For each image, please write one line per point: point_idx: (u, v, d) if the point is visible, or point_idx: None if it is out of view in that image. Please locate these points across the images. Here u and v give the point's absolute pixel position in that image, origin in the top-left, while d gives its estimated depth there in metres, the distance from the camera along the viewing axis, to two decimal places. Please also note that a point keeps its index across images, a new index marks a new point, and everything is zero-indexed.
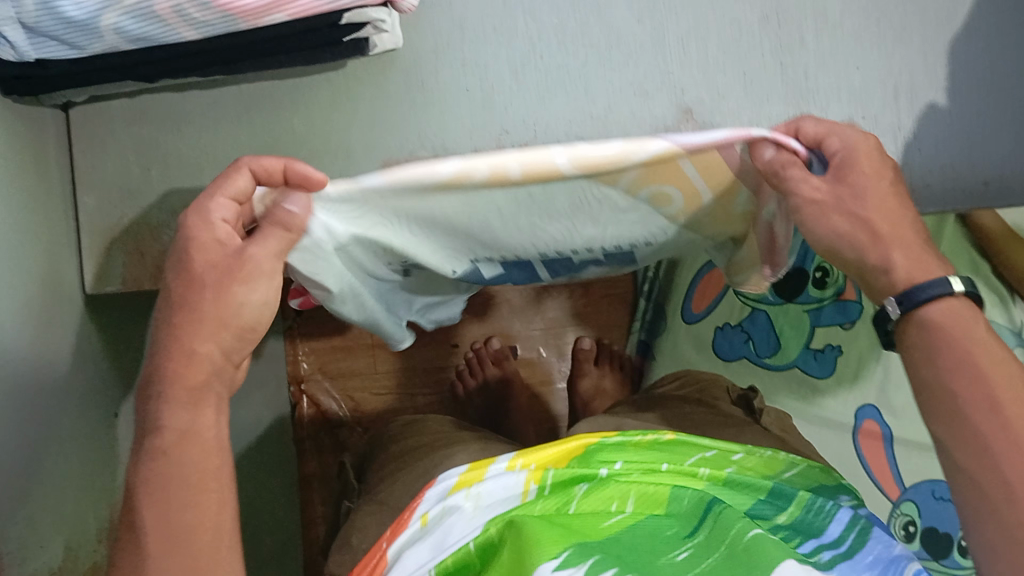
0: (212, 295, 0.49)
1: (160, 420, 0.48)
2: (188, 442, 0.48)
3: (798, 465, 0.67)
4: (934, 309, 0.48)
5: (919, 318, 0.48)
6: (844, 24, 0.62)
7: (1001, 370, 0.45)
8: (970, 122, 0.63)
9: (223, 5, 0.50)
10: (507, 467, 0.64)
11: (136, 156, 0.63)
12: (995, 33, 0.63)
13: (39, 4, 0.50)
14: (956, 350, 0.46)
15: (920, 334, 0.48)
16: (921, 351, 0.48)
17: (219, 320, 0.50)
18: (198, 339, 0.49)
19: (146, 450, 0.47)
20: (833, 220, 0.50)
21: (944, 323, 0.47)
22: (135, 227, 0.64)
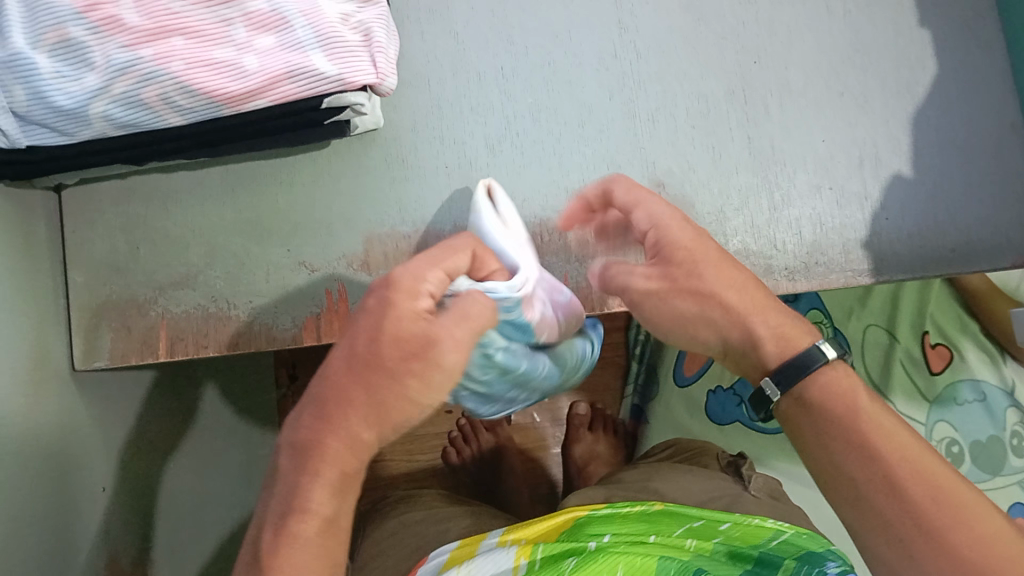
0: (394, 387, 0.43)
1: (308, 500, 0.43)
2: (326, 531, 0.43)
3: (787, 530, 0.63)
4: (819, 383, 0.49)
5: (802, 390, 0.49)
6: (807, 96, 0.65)
7: (897, 441, 0.46)
8: (935, 188, 0.64)
9: (207, 93, 0.54)
10: (498, 542, 0.65)
11: (127, 234, 0.64)
12: (955, 102, 0.65)
13: (30, 95, 0.52)
14: (849, 432, 0.47)
15: (803, 417, 0.49)
16: (811, 427, 0.49)
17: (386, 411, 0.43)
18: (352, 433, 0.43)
19: (284, 532, 0.43)
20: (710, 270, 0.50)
21: (828, 398, 0.49)
22: (122, 303, 0.64)
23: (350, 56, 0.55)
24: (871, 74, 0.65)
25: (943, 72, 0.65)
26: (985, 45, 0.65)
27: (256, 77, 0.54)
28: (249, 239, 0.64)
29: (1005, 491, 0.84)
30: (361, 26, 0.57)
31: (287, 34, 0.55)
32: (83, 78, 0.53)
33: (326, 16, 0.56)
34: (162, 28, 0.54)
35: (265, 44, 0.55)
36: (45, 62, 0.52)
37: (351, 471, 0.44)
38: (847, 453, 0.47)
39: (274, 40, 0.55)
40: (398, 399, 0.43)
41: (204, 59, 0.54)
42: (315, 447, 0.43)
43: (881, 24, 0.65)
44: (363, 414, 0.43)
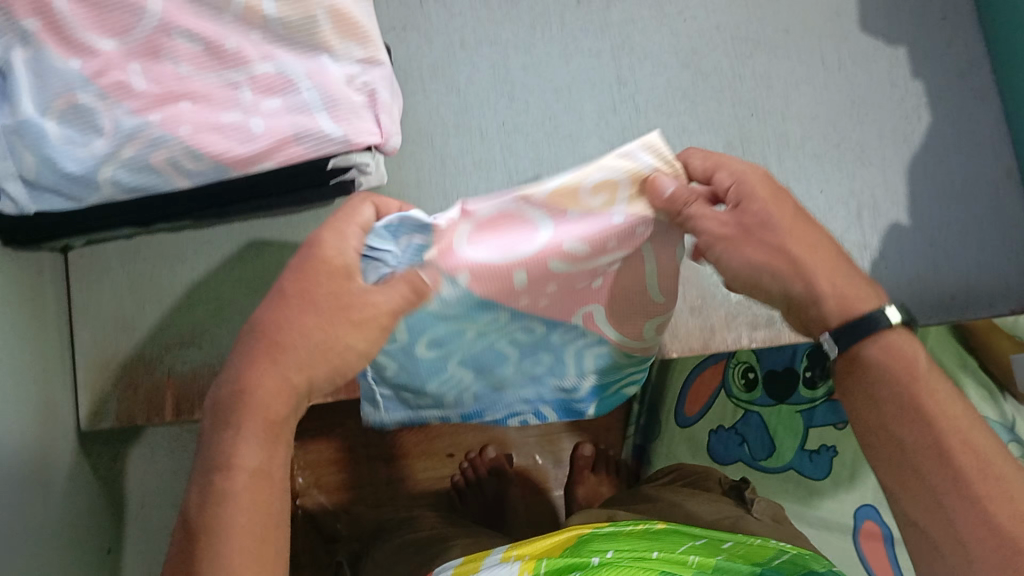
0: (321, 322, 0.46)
1: (234, 455, 0.42)
2: (257, 483, 0.42)
3: (787, 552, 0.62)
4: (875, 349, 0.46)
5: (861, 356, 0.46)
6: (806, 147, 0.66)
7: (949, 406, 0.44)
8: (934, 235, 0.65)
9: (215, 155, 0.54)
10: (504, 557, 0.65)
11: (133, 293, 0.65)
12: (949, 151, 0.66)
13: (40, 161, 0.53)
14: (907, 401, 0.44)
15: (862, 380, 0.46)
16: (865, 393, 0.46)
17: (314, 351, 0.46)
18: (287, 367, 0.45)
19: (209, 490, 0.42)
20: (747, 250, 0.47)
21: (886, 363, 0.45)
22: (129, 361, 0.64)
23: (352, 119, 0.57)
24: (867, 125, 0.66)
25: (938, 121, 0.66)
26: (980, 96, 0.66)
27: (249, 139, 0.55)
28: (254, 297, 0.65)
29: None
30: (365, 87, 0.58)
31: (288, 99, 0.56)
32: (91, 144, 0.53)
33: (331, 79, 0.56)
34: (169, 93, 0.54)
35: (270, 105, 0.56)
36: (55, 129, 0.53)
37: (276, 429, 0.44)
38: (903, 422, 0.44)
39: (280, 103, 0.56)
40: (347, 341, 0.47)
41: (212, 123, 0.55)
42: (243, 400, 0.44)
43: (877, 76, 0.67)
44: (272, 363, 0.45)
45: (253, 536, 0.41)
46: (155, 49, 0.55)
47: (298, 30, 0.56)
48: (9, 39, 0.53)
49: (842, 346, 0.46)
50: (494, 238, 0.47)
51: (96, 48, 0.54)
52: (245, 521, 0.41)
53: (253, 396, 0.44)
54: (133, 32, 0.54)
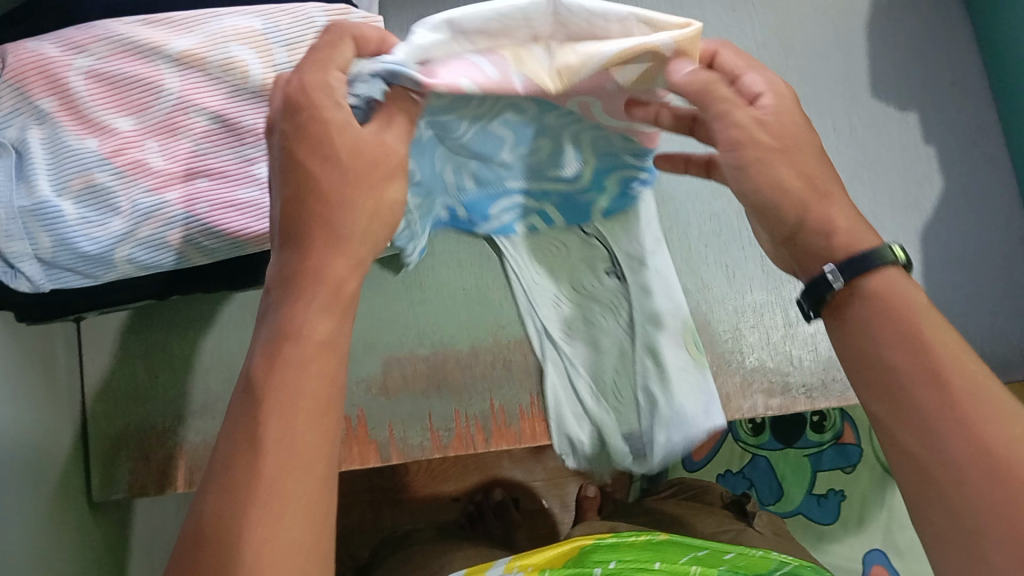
0: (367, 197, 0.39)
1: (301, 328, 0.36)
2: (317, 363, 0.36)
3: (791, 563, 0.55)
4: (875, 281, 0.38)
5: (862, 288, 0.38)
6: None
7: (958, 352, 0.35)
8: (947, 301, 0.64)
9: (232, 234, 0.55)
10: (505, 569, 0.58)
11: (148, 363, 0.65)
12: (960, 217, 0.66)
13: (56, 242, 0.52)
14: (905, 325, 0.36)
15: (858, 312, 0.38)
16: (861, 325, 0.38)
17: (367, 230, 0.39)
18: (338, 256, 0.38)
19: (274, 365, 0.35)
20: (780, 169, 0.40)
21: (887, 294, 0.38)
22: (141, 432, 0.64)
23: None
24: (879, 191, 0.66)
25: (949, 187, 0.66)
26: (992, 160, 0.66)
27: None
28: None
29: None
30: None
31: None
32: (109, 223, 0.52)
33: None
34: (186, 170, 0.54)
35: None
36: (71, 208, 0.52)
37: (341, 292, 0.38)
38: (896, 344, 0.36)
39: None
40: (367, 219, 0.38)
41: (230, 200, 0.55)
42: (310, 273, 0.37)
43: (887, 141, 0.67)
44: (329, 243, 0.38)
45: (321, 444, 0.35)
46: (173, 126, 0.53)
47: None
48: (26, 121, 0.52)
49: (847, 279, 0.38)
50: (456, 68, 0.37)
51: (112, 126, 0.53)
52: (299, 425, 0.34)
53: (313, 270, 0.37)
54: (150, 111, 0.53)
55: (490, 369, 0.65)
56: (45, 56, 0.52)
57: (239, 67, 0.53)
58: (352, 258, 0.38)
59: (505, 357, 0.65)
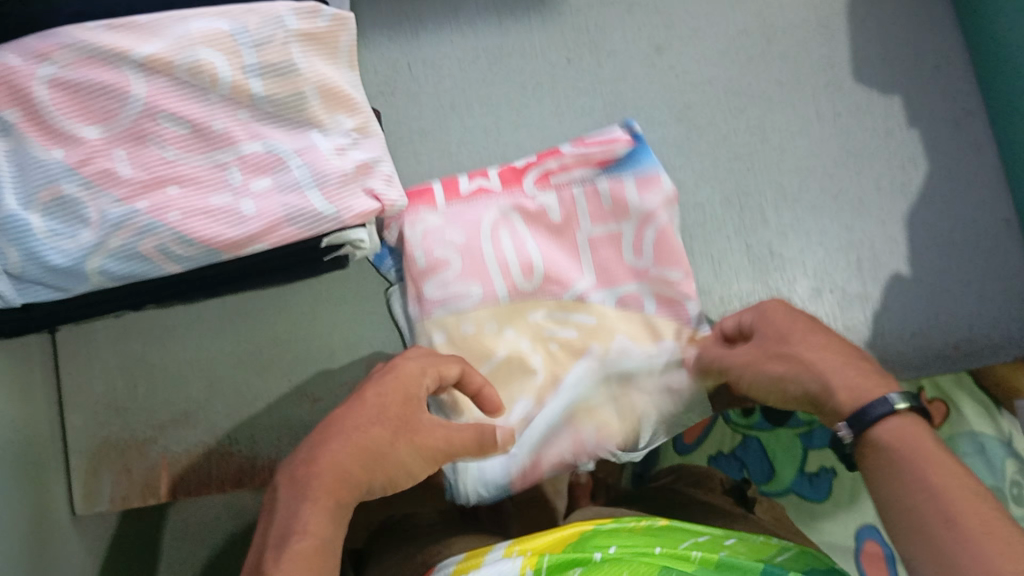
0: (394, 440, 0.46)
1: (301, 522, 0.42)
2: (301, 554, 0.40)
3: (793, 549, 0.53)
4: (883, 430, 0.42)
5: (871, 439, 0.43)
6: (802, 201, 0.65)
7: (964, 483, 0.39)
8: (935, 287, 0.64)
9: (205, 241, 0.51)
10: (502, 555, 0.54)
11: (126, 375, 0.63)
12: (946, 201, 0.65)
13: (23, 256, 0.50)
14: (917, 472, 0.40)
15: (875, 459, 0.43)
16: (882, 467, 0.42)
17: (403, 419, 0.47)
18: (340, 449, 0.45)
19: (270, 556, 0.41)
20: (769, 365, 0.49)
21: (899, 441, 0.42)
22: (123, 444, 0.63)
23: (556, 265, 0.61)
24: (865, 177, 0.65)
25: (934, 171, 0.66)
26: (977, 145, 0.66)
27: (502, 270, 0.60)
28: (249, 373, 0.64)
29: None
30: (556, 189, 0.62)
31: (481, 209, 0.61)
32: (77, 235, 0.50)
33: (325, 157, 0.54)
34: (156, 179, 0.52)
35: (484, 240, 0.61)
36: (39, 222, 0.50)
37: (342, 492, 0.44)
38: (914, 491, 0.39)
39: (466, 237, 0.60)
40: (374, 437, 0.46)
41: (202, 207, 0.52)
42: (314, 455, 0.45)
43: (872, 127, 0.66)
44: (386, 429, 0.46)
45: None
46: (142, 134, 0.52)
47: (288, 107, 0.54)
48: None
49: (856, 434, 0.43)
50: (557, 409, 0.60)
51: (78, 135, 0.50)
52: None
53: (327, 464, 0.44)
54: (117, 119, 0.52)
55: None
56: (6, 66, 0.49)
57: (207, 71, 0.52)
58: (384, 436, 0.46)
59: None
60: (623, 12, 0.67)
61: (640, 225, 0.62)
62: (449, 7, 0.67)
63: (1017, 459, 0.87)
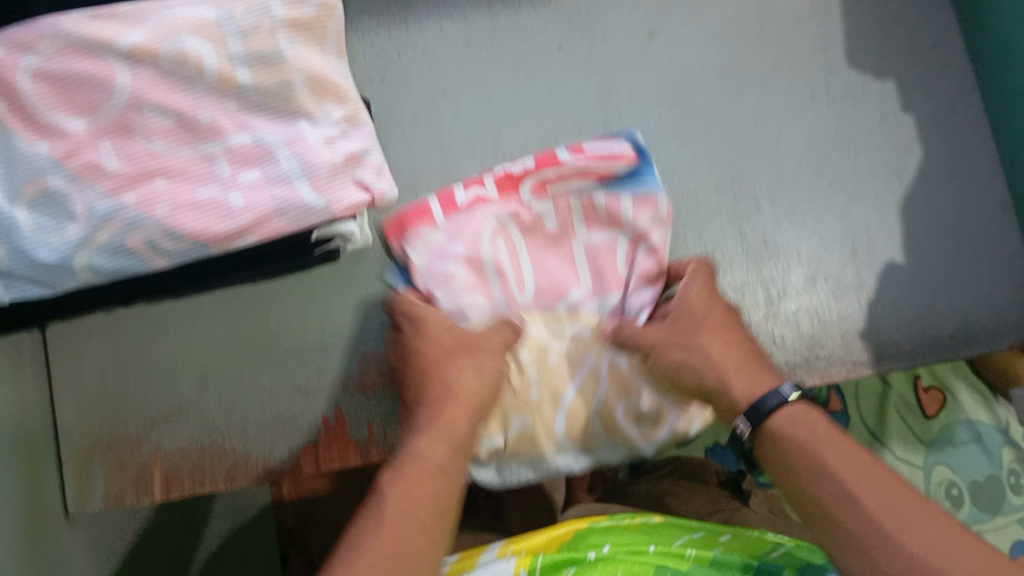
0: (474, 366, 0.57)
1: (423, 452, 0.53)
2: (420, 477, 0.52)
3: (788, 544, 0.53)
4: (779, 419, 0.51)
5: (768, 430, 0.51)
6: (797, 187, 0.65)
7: (849, 458, 0.48)
8: (931, 272, 0.63)
9: (193, 234, 0.51)
10: (497, 556, 0.54)
11: (117, 369, 0.63)
12: (942, 186, 0.65)
13: (11, 251, 0.50)
14: (814, 461, 0.49)
15: (775, 450, 0.51)
16: (788, 464, 0.50)
17: (483, 381, 0.57)
18: (462, 392, 0.56)
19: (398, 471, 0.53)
20: (673, 352, 0.56)
21: (790, 429, 0.50)
22: (114, 440, 0.62)
23: (550, 276, 0.62)
24: (859, 163, 0.65)
25: (929, 155, 0.65)
26: (974, 126, 0.65)
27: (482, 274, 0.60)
28: (241, 367, 0.63)
29: (1008, 529, 0.85)
30: (554, 197, 0.62)
31: (479, 218, 0.60)
32: (65, 229, 0.50)
33: (313, 147, 0.54)
34: (143, 171, 0.51)
35: (485, 244, 0.60)
36: (27, 217, 0.49)
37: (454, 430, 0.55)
38: (816, 478, 0.48)
39: (467, 249, 0.60)
40: (474, 378, 0.56)
41: (188, 200, 0.51)
42: (436, 390, 0.56)
43: (867, 111, 0.66)
44: (466, 357, 0.57)
45: (420, 530, 0.50)
46: (127, 125, 0.51)
47: (273, 97, 0.53)
48: None
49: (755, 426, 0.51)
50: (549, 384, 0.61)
51: (64, 128, 0.50)
52: (405, 502, 0.51)
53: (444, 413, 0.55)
54: (102, 111, 0.51)
55: None
56: None
57: (192, 59, 0.51)
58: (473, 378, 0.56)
59: None
60: None
61: (632, 245, 0.62)
62: None
63: (1014, 447, 0.88)
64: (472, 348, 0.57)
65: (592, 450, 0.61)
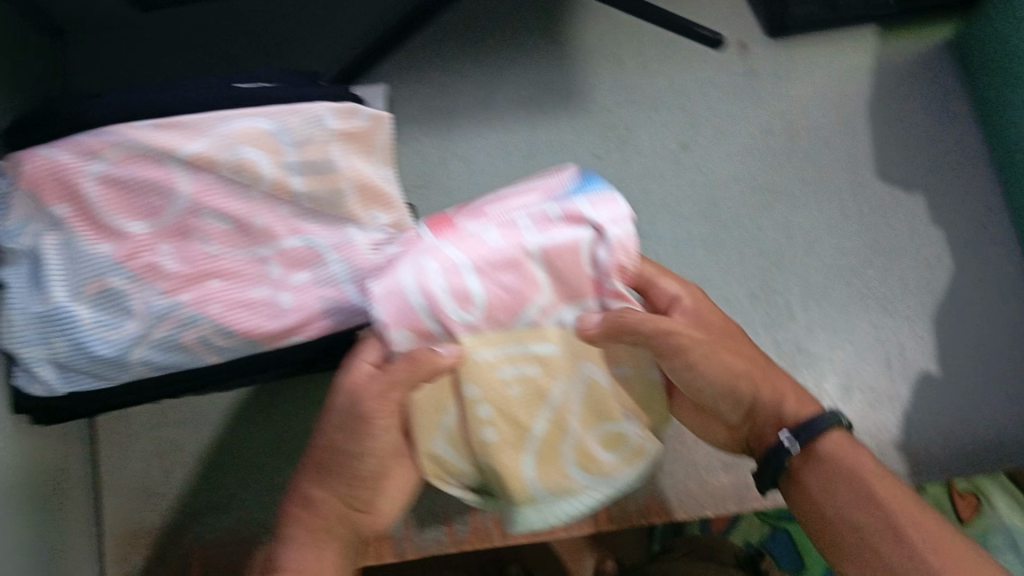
0: (354, 448, 0.46)
1: (287, 563, 0.47)
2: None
3: None
4: (826, 443, 0.47)
5: (818, 451, 0.47)
6: (828, 296, 0.66)
7: (904, 498, 0.44)
8: (963, 385, 0.64)
9: (245, 333, 0.53)
10: None
11: (162, 459, 0.65)
12: (972, 299, 0.66)
13: (71, 347, 0.52)
14: (865, 493, 0.45)
15: (817, 472, 0.46)
16: (827, 492, 0.46)
17: (354, 460, 0.46)
18: (313, 484, 0.48)
19: None
20: (724, 356, 0.46)
21: (836, 454, 0.46)
22: (157, 530, 0.64)
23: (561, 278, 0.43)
24: (890, 275, 0.66)
25: (959, 269, 0.67)
26: (1001, 241, 0.67)
27: (504, 330, 0.43)
28: (283, 460, 0.65)
29: None
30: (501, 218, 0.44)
31: (439, 248, 0.43)
32: (123, 326, 0.52)
33: (355, 264, 0.55)
34: (200, 272, 0.53)
35: (489, 230, 0.43)
36: (86, 314, 0.51)
37: (321, 528, 0.48)
38: (859, 510, 0.45)
39: (450, 268, 0.42)
40: (365, 462, 0.47)
41: (243, 301, 0.53)
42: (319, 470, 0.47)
43: (897, 224, 0.67)
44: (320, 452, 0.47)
45: None
46: (186, 229, 0.52)
47: (325, 203, 0.55)
48: (40, 226, 0.51)
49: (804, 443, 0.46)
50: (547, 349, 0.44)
51: (125, 230, 0.51)
52: None
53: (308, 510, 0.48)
54: (163, 214, 0.52)
55: None
56: (56, 161, 0.49)
57: (249, 169, 0.52)
58: (332, 490, 0.48)
59: None
60: (648, 111, 0.70)
61: (599, 243, 0.43)
62: (482, 105, 0.70)
63: None
64: (359, 431, 0.45)
65: (571, 489, 0.47)
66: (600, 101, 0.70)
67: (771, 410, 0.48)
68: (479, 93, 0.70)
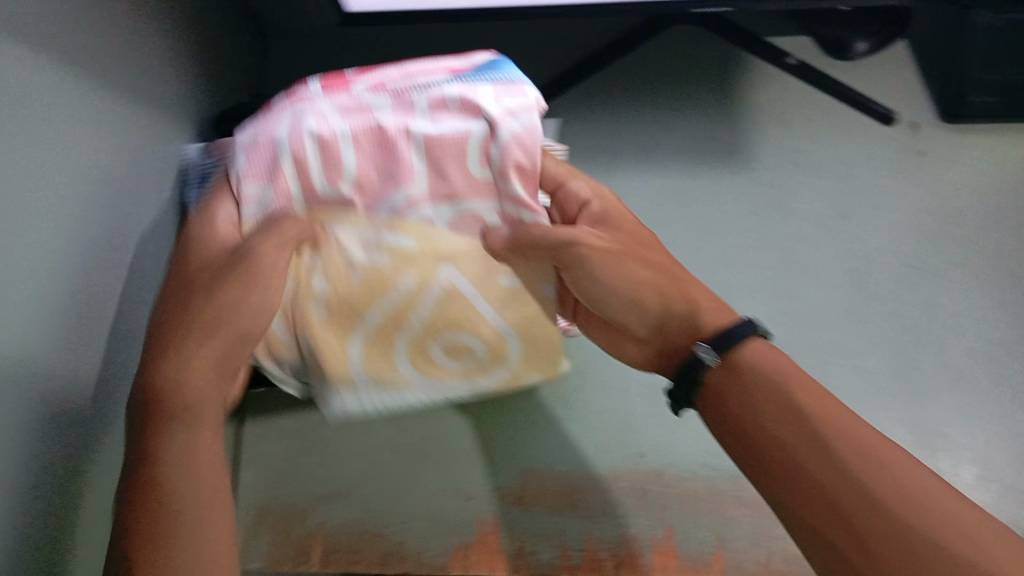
0: (231, 300, 0.47)
1: (181, 442, 0.43)
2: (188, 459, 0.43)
3: None
4: (748, 353, 0.47)
5: (732, 361, 0.47)
6: (973, 384, 0.62)
7: (791, 409, 0.44)
8: None
9: None
10: None
11: (297, 445, 0.67)
12: None
13: None
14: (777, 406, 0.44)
15: (744, 385, 0.46)
16: (771, 406, 0.44)
17: (222, 321, 0.46)
18: (201, 350, 0.46)
19: (155, 460, 0.42)
20: (631, 266, 0.52)
21: (762, 364, 0.47)
22: (284, 510, 0.64)
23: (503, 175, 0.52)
24: None
25: None
26: None
27: (387, 223, 0.51)
28: (413, 462, 0.66)
29: None
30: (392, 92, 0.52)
31: (313, 105, 0.51)
32: None
33: (410, 131, 0.51)
34: None
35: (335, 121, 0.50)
36: None
37: (208, 402, 0.45)
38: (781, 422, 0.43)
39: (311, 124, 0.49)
40: (219, 316, 0.46)
41: None
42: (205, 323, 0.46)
43: None
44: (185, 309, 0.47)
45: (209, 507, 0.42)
46: None
47: None
48: None
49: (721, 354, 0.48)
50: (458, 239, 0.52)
51: None
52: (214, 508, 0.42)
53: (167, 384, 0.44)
54: None
55: (624, 495, 0.64)
56: None
57: None
58: (209, 348, 0.46)
59: (642, 486, 0.65)
60: (810, 176, 0.72)
61: (488, 131, 0.50)
62: (647, 149, 0.74)
63: None
64: (255, 276, 0.47)
65: (400, 384, 0.53)
66: (761, 161, 0.73)
67: (685, 319, 0.51)
68: (645, 139, 0.74)
